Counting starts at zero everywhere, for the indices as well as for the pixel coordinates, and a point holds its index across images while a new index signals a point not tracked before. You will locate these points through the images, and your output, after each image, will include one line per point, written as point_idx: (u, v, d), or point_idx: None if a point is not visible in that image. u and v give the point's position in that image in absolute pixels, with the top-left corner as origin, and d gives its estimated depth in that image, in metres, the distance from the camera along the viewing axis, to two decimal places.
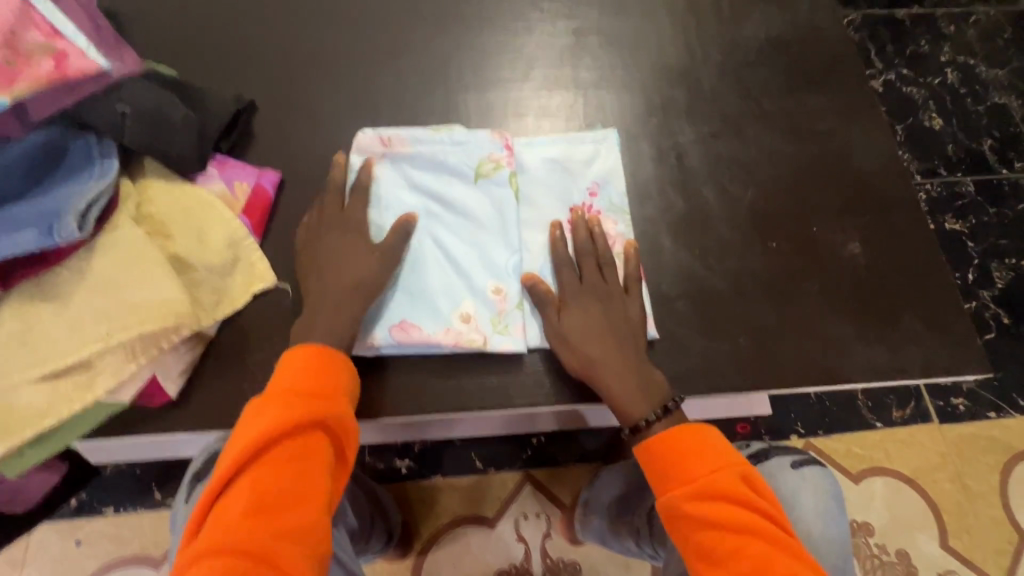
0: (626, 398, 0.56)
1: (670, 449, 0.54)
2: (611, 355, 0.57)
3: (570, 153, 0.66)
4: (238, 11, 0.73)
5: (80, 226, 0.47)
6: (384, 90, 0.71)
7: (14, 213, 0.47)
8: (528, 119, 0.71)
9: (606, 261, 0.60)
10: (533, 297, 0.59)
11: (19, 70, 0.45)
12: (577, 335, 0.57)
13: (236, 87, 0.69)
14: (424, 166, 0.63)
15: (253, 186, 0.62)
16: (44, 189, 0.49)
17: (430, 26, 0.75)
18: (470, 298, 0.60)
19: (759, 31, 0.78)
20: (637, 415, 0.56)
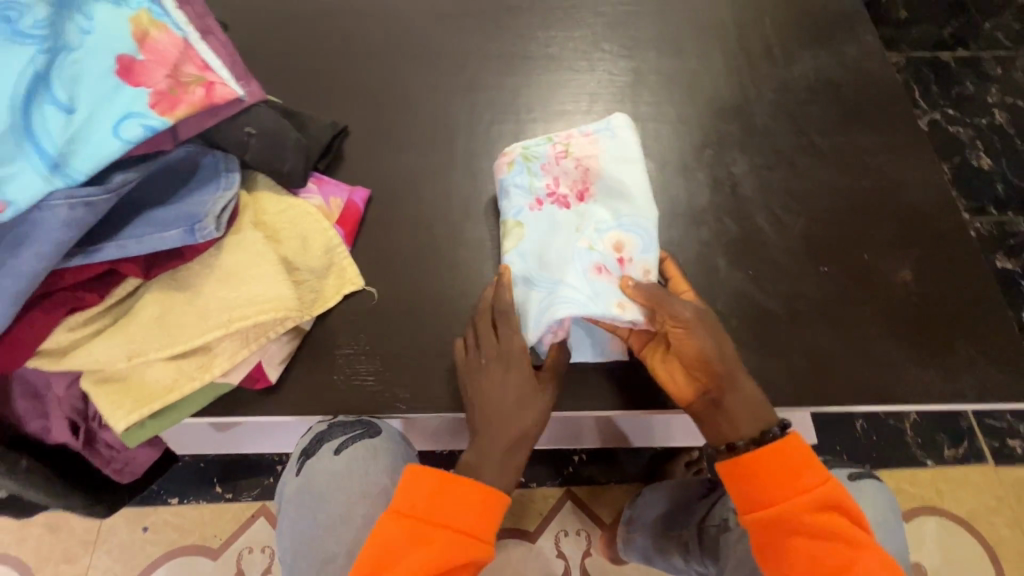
0: (750, 406, 0.59)
1: (780, 458, 0.57)
2: (728, 353, 0.59)
3: (587, 168, 0.65)
4: (336, 49, 0.82)
5: (215, 227, 0.56)
6: (461, 119, 0.79)
7: (160, 213, 0.54)
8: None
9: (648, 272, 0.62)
10: (643, 291, 0.58)
11: (179, 96, 0.53)
12: (706, 323, 0.59)
13: (332, 115, 0.78)
14: (567, 164, 0.65)
15: (346, 201, 0.70)
16: (181, 192, 0.57)
17: (503, 64, 0.83)
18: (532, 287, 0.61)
19: (809, 71, 0.83)
20: (771, 419, 0.59)
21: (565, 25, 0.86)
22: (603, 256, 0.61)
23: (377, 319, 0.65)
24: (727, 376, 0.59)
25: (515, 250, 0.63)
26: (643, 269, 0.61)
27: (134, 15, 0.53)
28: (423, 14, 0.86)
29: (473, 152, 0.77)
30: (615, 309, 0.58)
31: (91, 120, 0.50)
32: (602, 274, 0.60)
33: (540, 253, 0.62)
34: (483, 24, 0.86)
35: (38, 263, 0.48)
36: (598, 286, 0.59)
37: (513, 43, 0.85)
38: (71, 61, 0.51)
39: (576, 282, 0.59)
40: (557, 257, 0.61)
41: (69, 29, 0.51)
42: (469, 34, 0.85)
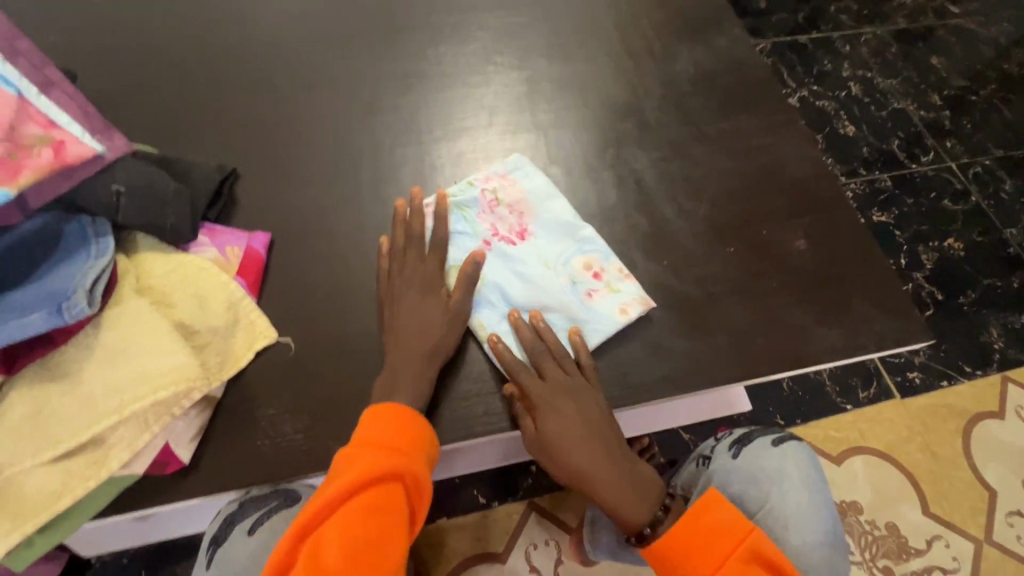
0: (622, 496, 0.62)
1: (691, 528, 0.59)
2: (596, 462, 0.62)
3: (524, 211, 0.72)
4: (214, 86, 0.77)
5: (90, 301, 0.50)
6: (358, 147, 0.76)
7: (20, 296, 0.48)
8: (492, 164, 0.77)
9: (601, 262, 0.70)
10: (606, 276, 0.69)
11: (21, 161, 0.48)
12: (555, 438, 0.61)
13: (218, 157, 0.73)
14: (504, 212, 0.71)
15: (244, 249, 0.65)
16: (44, 269, 0.50)
17: (397, 86, 0.81)
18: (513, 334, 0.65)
19: (688, 65, 0.88)
20: (644, 519, 0.62)
21: (452, 41, 0.86)
22: (583, 283, 0.69)
23: (298, 370, 0.61)
24: (579, 470, 0.62)
25: (488, 305, 0.66)
26: (616, 272, 0.69)
27: None
28: (305, 41, 0.82)
29: (377, 179, 0.74)
30: (624, 315, 0.67)
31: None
32: (594, 297, 0.68)
33: (516, 303, 0.67)
34: (370, 46, 0.83)
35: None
36: (599, 305, 0.67)
37: (404, 63, 0.83)
38: None
39: (582, 315, 0.67)
40: (546, 297, 0.67)
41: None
42: (357, 58, 0.82)
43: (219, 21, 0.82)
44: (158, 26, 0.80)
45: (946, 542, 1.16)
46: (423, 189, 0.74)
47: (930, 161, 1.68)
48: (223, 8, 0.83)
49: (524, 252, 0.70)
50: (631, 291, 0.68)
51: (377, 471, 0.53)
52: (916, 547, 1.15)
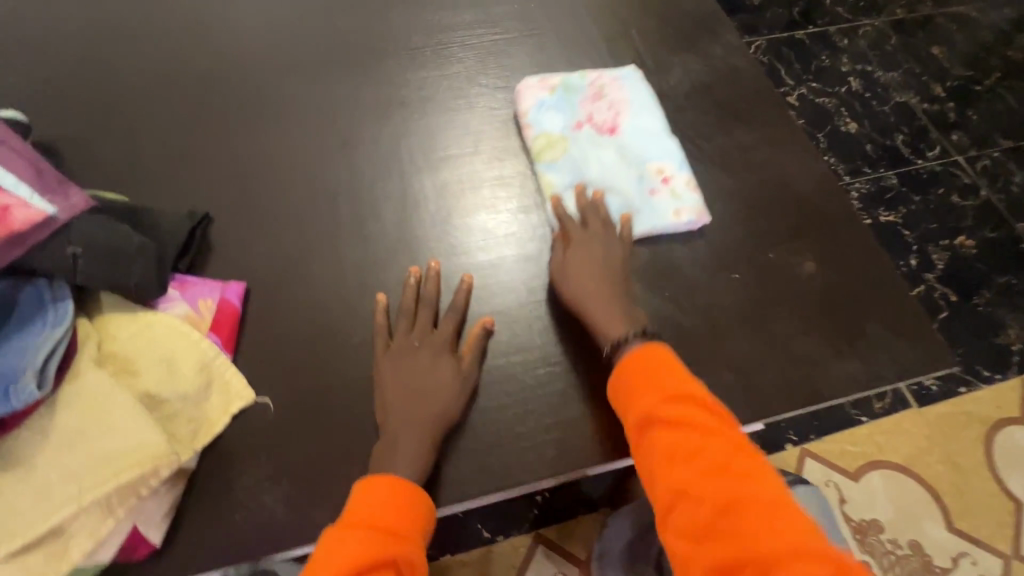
0: (607, 311, 0.61)
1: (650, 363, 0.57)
2: (601, 293, 0.62)
3: (629, 115, 0.76)
4: (183, 125, 0.73)
5: (48, 379, 0.46)
6: (337, 183, 0.72)
7: None
8: (481, 194, 0.73)
9: (675, 171, 0.73)
10: (679, 183, 0.72)
11: None
12: (571, 269, 0.64)
13: (189, 202, 0.69)
14: (596, 106, 0.77)
15: (218, 301, 0.61)
16: None
17: (377, 114, 0.77)
18: (562, 187, 0.72)
19: (682, 78, 0.84)
20: (616, 336, 0.60)
21: (434, 64, 0.82)
22: (651, 180, 0.73)
23: (278, 432, 0.57)
24: (580, 305, 0.63)
25: (554, 162, 0.73)
26: (685, 183, 0.72)
27: None
28: (278, 72, 0.78)
29: (358, 216, 0.70)
30: (676, 217, 0.70)
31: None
32: (655, 195, 0.72)
33: (580, 175, 0.73)
34: (348, 74, 0.79)
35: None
36: (659, 203, 0.71)
37: (383, 91, 0.79)
38: None
39: (641, 203, 0.71)
40: (613, 181, 0.73)
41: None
42: (334, 87, 0.78)
43: (189, 55, 0.78)
44: (125, 63, 0.76)
45: (972, 559, 1.11)
46: (407, 226, 0.70)
47: (936, 156, 1.63)
48: (193, 41, 0.79)
49: (594, 139, 0.75)
50: (691, 201, 0.71)
51: (369, 556, 0.48)
52: (942, 566, 1.10)
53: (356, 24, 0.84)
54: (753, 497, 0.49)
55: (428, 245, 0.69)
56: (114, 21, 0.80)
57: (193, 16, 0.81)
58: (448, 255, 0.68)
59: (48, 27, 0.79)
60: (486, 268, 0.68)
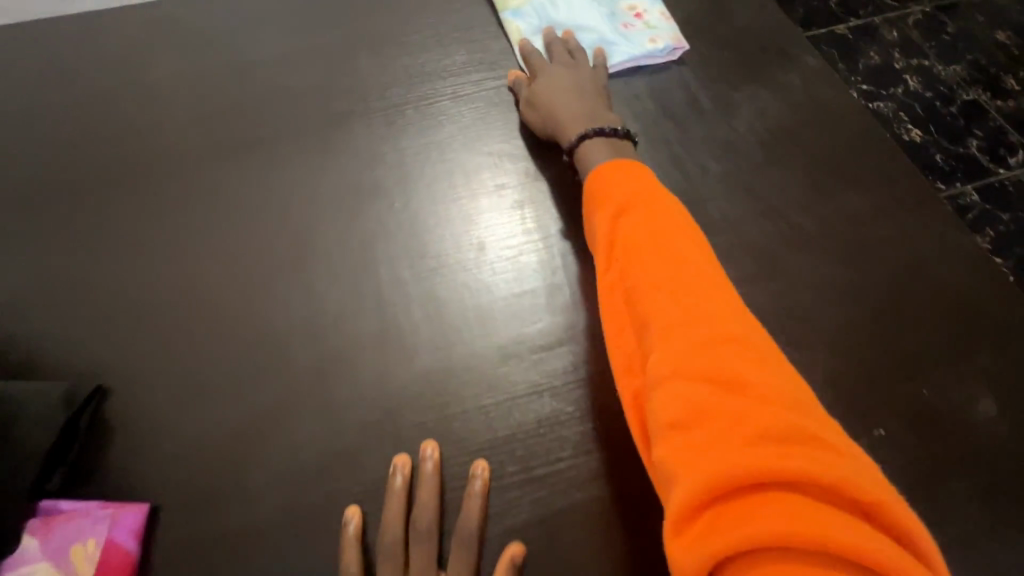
0: (567, 104, 0.57)
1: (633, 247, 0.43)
2: (568, 96, 0.58)
3: None
4: (78, 255, 0.54)
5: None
6: (287, 320, 0.51)
7: None
8: (492, 316, 0.52)
9: (648, 7, 0.69)
10: (651, 15, 0.68)
11: None
12: (541, 87, 0.59)
13: (79, 371, 0.49)
14: None
15: (105, 543, 0.41)
16: None
17: (339, 213, 0.56)
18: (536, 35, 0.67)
19: (752, 124, 0.62)
20: (593, 140, 0.55)
21: (414, 133, 0.61)
22: (623, 16, 0.68)
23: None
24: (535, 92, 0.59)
25: (522, 6, 0.68)
26: (659, 15, 0.68)
27: None
28: (207, 165, 0.59)
29: (315, 373, 0.49)
30: (652, 44, 0.66)
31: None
32: (628, 28, 0.68)
33: (551, 23, 0.67)
34: (301, 156, 0.59)
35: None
36: (632, 34, 0.67)
37: (349, 179, 0.58)
38: None
39: (610, 32, 0.67)
40: (576, 10, 0.69)
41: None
42: (280, 179, 0.58)
43: (97, 150, 0.60)
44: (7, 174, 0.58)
45: None
46: (389, 385, 0.48)
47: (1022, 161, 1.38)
48: (102, 130, 0.61)
49: (571, 9, 0.69)
50: (666, 30, 0.67)
51: None
52: None
53: (309, 87, 0.64)
54: (750, 402, 0.32)
55: (421, 415, 0.47)
56: (4, 111, 0.62)
57: (103, 94, 0.63)
58: (449, 425, 0.46)
59: None
60: (505, 444, 0.46)
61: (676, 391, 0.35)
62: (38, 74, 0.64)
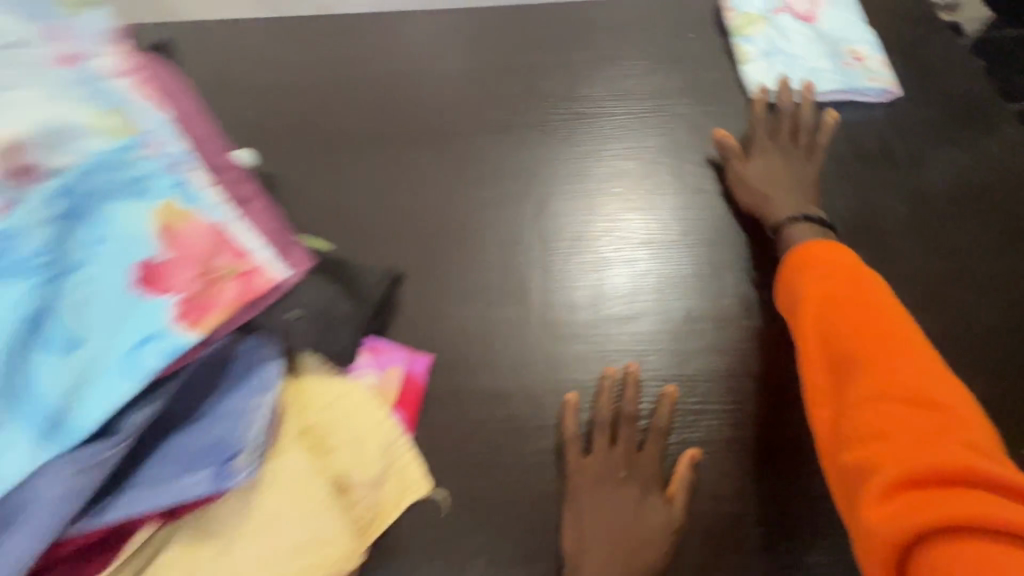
0: (775, 199, 0.66)
1: (837, 282, 0.52)
2: (778, 188, 0.67)
3: (828, 19, 0.82)
4: (387, 176, 0.73)
5: (252, 447, 0.44)
6: (527, 256, 0.68)
7: (183, 442, 0.44)
8: (678, 287, 0.65)
9: (868, 52, 0.79)
10: (870, 61, 0.78)
11: (208, 300, 0.43)
12: (754, 174, 0.69)
13: (385, 258, 0.68)
14: (797, 19, 0.82)
15: (404, 372, 0.59)
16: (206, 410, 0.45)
17: (576, 188, 0.73)
18: (764, 64, 0.79)
19: (940, 177, 0.71)
20: (797, 233, 0.63)
21: (636, 136, 0.77)
22: (846, 56, 0.79)
23: (448, 533, 0.53)
24: (744, 172, 0.69)
25: (755, 36, 0.80)
26: (878, 62, 0.78)
27: (163, 207, 0.43)
28: (483, 130, 0.77)
29: (547, 299, 0.65)
30: (870, 84, 0.76)
31: (104, 351, 0.40)
32: (849, 67, 0.78)
33: (777, 56, 0.79)
34: (553, 140, 0.76)
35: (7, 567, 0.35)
36: (852, 72, 0.77)
37: (570, 164, 0.75)
38: (91, 278, 0.41)
39: (832, 68, 0.78)
40: (802, 46, 0.80)
41: (87, 244, 0.42)
42: (534, 153, 0.75)
43: (400, 99, 0.78)
44: (338, 109, 0.78)
45: None
46: (591, 326, 0.63)
47: None
48: (405, 85, 0.80)
49: (798, 45, 0.80)
50: (885, 75, 0.77)
51: None
52: None
53: (564, 86, 0.80)
54: (943, 428, 0.40)
55: (613, 350, 0.62)
56: (335, 55, 0.81)
57: (410, 60, 0.82)
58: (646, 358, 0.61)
59: (270, 61, 0.81)
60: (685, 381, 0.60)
61: (870, 410, 0.43)
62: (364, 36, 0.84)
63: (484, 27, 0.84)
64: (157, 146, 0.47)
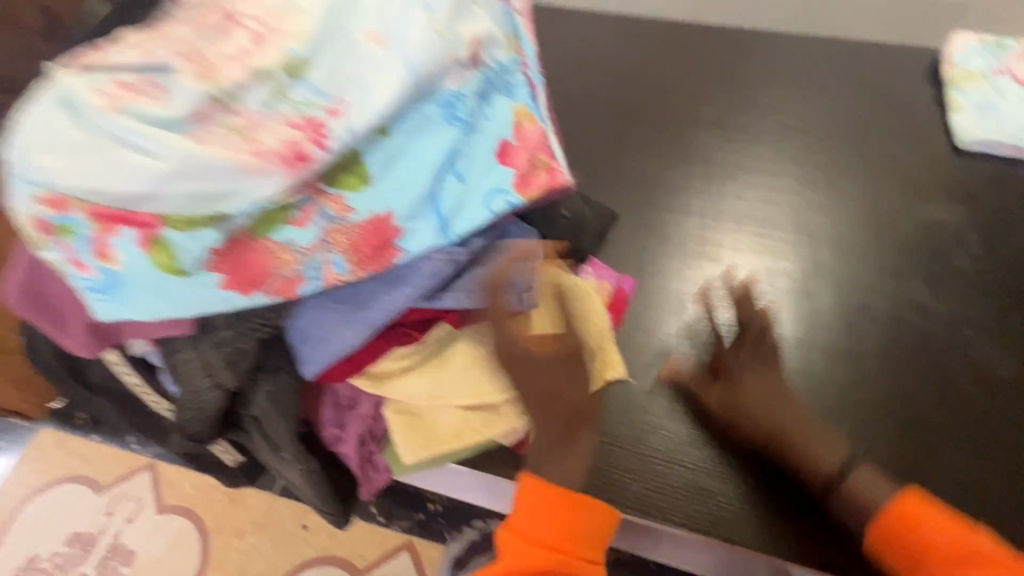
0: (762, 396, 0.64)
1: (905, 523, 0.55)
2: (767, 416, 0.64)
3: None
4: (613, 137, 0.89)
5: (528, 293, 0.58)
6: (704, 231, 0.81)
7: (480, 274, 0.56)
8: (776, 289, 0.77)
9: None
10: None
11: (532, 178, 0.55)
12: (751, 391, 0.65)
13: (603, 199, 0.84)
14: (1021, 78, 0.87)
15: (615, 286, 0.73)
16: (492, 258, 0.57)
17: (772, 183, 0.85)
18: (979, 115, 0.85)
19: None
20: (834, 460, 0.60)
21: (834, 151, 0.87)
22: None
23: (623, 409, 0.70)
24: (723, 398, 0.66)
25: (972, 90, 0.87)
26: None
27: (518, 108, 0.57)
28: (698, 119, 0.90)
29: (711, 270, 0.78)
30: None
31: (468, 192, 0.54)
32: None
33: (993, 110, 0.86)
34: (758, 139, 0.89)
35: (395, 303, 0.53)
36: None
37: (725, 167, 0.86)
38: (469, 141, 0.54)
39: None
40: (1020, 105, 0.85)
41: (473, 114, 0.54)
42: (739, 147, 0.88)
43: (640, 84, 0.94)
44: (580, 77, 0.95)
45: None
46: (705, 305, 0.76)
47: None
48: (646, 73, 0.95)
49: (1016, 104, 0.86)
50: None
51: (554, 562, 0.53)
52: None
53: (776, 96, 0.92)
54: None
55: (723, 327, 0.74)
56: (586, 38, 0.99)
57: (644, 50, 0.97)
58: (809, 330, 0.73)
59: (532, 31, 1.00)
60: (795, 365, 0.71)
61: None
62: (609, 25, 1.01)
63: (722, 39, 0.98)
64: (528, 67, 0.59)
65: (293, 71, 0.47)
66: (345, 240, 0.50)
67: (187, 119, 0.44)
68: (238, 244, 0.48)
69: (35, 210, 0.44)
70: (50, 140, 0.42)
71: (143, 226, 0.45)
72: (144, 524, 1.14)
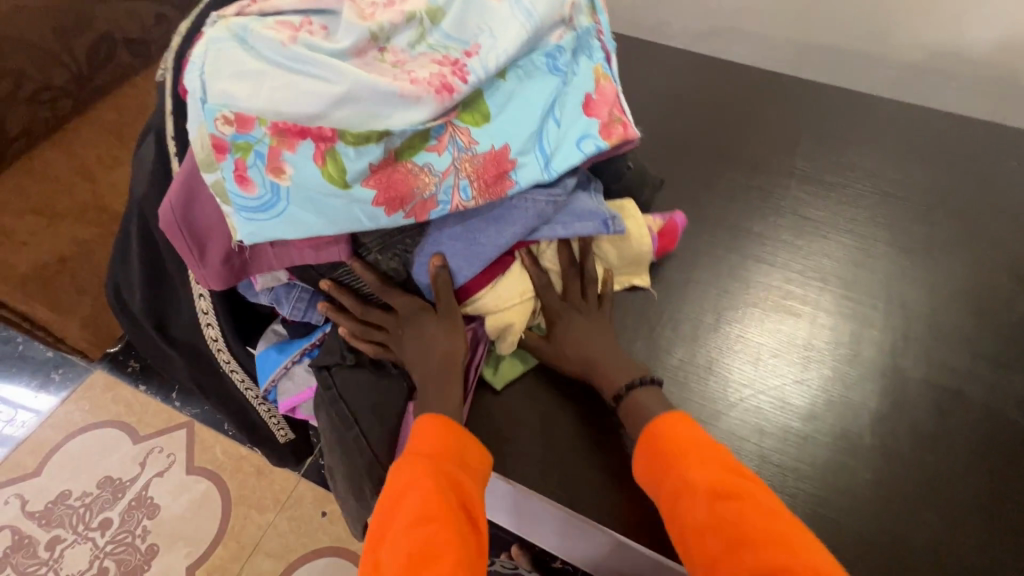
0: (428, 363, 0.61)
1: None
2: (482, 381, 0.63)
3: None
4: (696, 178, 0.89)
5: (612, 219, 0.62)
6: (782, 286, 0.79)
7: (573, 206, 0.62)
8: (862, 358, 0.73)
9: None
10: None
11: (611, 127, 0.58)
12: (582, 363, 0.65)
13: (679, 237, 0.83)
14: None
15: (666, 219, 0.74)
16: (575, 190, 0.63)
17: (856, 245, 0.82)
18: None
19: None
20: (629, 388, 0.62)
21: (926, 222, 0.83)
22: None
23: None
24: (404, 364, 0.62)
25: None
26: None
27: (595, 66, 0.61)
28: (786, 171, 0.89)
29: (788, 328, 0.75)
30: None
31: (562, 136, 0.58)
32: None
33: None
34: (846, 199, 0.86)
35: (505, 238, 0.59)
36: None
37: (812, 222, 0.84)
38: (560, 93, 0.58)
39: None
40: None
41: (567, 67, 0.59)
42: (825, 204, 0.86)
43: (732, 128, 0.93)
44: (670, 115, 0.95)
45: None
46: (783, 363, 0.72)
47: None
48: (742, 120, 0.94)
49: None
50: None
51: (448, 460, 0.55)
52: None
53: (871, 158, 0.89)
54: None
55: (797, 387, 0.71)
56: (681, 78, 1.00)
57: (738, 97, 0.97)
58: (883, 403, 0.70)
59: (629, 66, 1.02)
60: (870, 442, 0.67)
61: None
62: (705, 67, 1.01)
63: (825, 97, 0.96)
64: (604, 34, 0.64)
65: (432, 17, 0.54)
66: (471, 168, 0.55)
67: (350, 53, 0.51)
68: (387, 166, 0.54)
69: (223, 130, 0.50)
70: (242, 73, 0.50)
71: (321, 139, 0.51)
72: (172, 480, 1.15)
